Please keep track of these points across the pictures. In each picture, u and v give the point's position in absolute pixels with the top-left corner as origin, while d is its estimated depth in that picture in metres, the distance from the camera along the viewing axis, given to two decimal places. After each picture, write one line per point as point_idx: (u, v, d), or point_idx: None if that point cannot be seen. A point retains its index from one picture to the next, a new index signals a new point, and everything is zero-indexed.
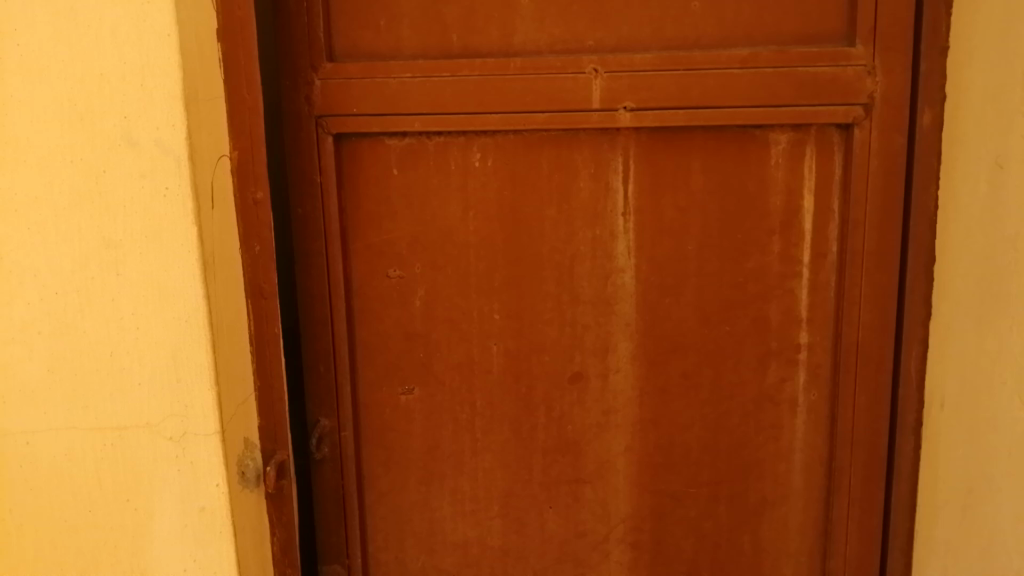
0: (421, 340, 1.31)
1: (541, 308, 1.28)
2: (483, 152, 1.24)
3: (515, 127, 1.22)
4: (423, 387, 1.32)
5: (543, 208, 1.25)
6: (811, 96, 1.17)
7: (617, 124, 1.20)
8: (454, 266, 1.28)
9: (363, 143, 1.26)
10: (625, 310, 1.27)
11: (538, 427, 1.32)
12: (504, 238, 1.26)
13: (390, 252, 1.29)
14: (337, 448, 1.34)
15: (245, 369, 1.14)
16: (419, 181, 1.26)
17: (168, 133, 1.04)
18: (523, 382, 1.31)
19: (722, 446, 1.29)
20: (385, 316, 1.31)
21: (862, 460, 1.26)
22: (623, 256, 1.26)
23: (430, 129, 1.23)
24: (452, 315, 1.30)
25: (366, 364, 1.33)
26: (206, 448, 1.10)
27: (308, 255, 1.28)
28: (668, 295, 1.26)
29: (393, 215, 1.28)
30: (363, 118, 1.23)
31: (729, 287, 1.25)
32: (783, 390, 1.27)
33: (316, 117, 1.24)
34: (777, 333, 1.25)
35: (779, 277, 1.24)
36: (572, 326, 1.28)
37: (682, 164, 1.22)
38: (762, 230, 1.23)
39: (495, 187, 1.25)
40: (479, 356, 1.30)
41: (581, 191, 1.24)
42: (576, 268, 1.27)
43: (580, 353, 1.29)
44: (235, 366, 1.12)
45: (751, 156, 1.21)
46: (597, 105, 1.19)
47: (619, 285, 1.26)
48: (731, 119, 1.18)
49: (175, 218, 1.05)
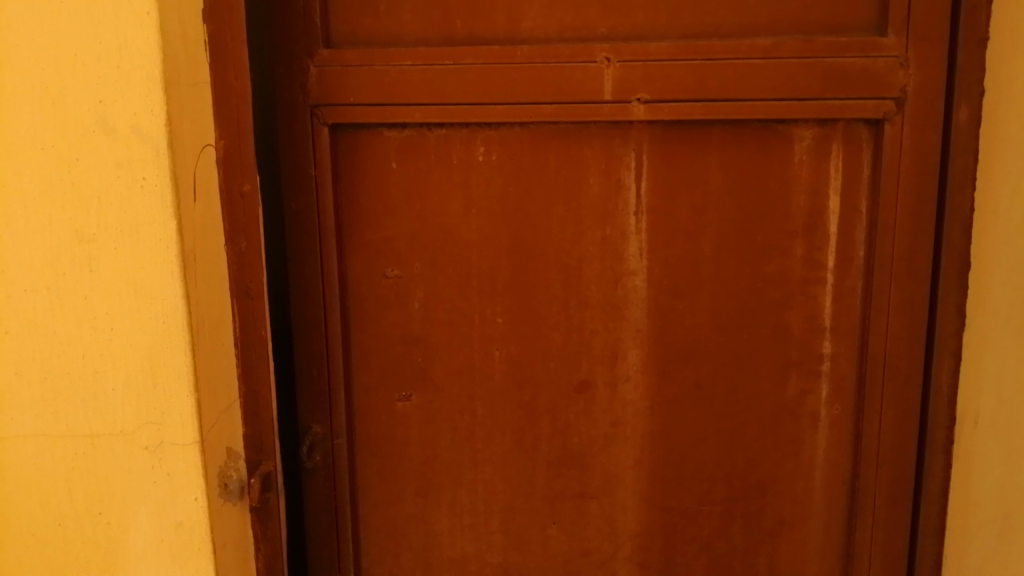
0: (420, 344, 1.24)
1: (546, 312, 1.21)
2: (487, 145, 1.17)
3: (520, 119, 1.14)
4: (421, 393, 1.25)
5: (550, 205, 1.18)
6: (838, 89, 1.09)
7: (630, 117, 1.12)
8: (456, 266, 1.21)
9: (360, 135, 1.19)
10: (637, 315, 1.19)
11: (542, 437, 1.24)
12: (508, 237, 1.19)
13: (388, 251, 1.21)
14: (329, 457, 1.26)
15: (228, 372, 1.05)
16: (419, 175, 1.19)
17: (146, 120, 0.97)
18: (526, 391, 1.23)
19: (737, 462, 1.21)
20: (382, 318, 1.24)
21: (888, 481, 1.18)
22: (634, 258, 1.18)
23: (430, 120, 1.15)
24: (453, 318, 1.22)
25: (361, 369, 1.26)
26: (183, 457, 1.03)
27: (300, 252, 1.21)
28: (683, 301, 1.18)
29: (392, 211, 1.20)
30: (361, 108, 1.16)
31: (747, 292, 1.17)
32: (803, 404, 1.19)
33: (311, 107, 1.17)
34: (799, 343, 1.17)
35: (801, 282, 1.16)
36: (579, 331, 1.21)
37: (698, 160, 1.14)
38: (784, 232, 1.15)
39: (500, 184, 1.18)
40: (481, 362, 1.23)
41: (590, 189, 1.17)
42: (584, 270, 1.19)
43: (588, 360, 1.21)
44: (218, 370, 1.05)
45: (774, 153, 1.13)
46: (609, 96, 1.12)
47: (630, 289, 1.19)
48: (751, 112, 1.10)
49: (153, 212, 0.99)
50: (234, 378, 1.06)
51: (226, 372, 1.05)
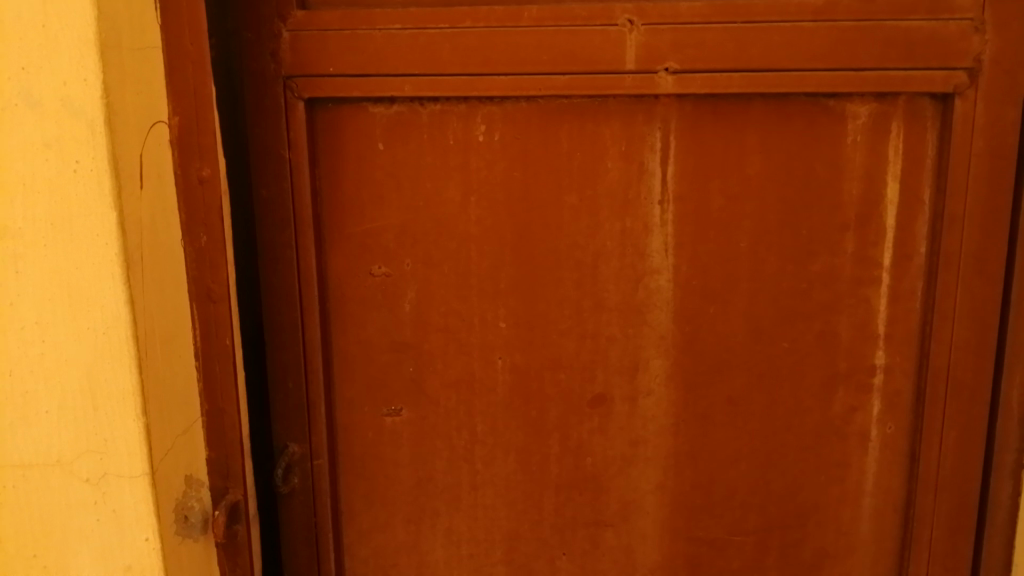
0: (411, 352, 1.08)
1: (557, 316, 1.05)
2: (489, 123, 1.01)
3: (528, 93, 0.98)
4: (413, 408, 1.10)
5: (562, 193, 1.02)
6: (901, 58, 0.93)
7: (657, 90, 0.96)
8: (452, 263, 1.05)
9: (342, 111, 1.03)
10: (661, 320, 1.04)
11: (551, 458, 1.09)
12: (513, 231, 1.03)
13: (374, 246, 1.06)
14: (309, 479, 1.11)
15: (188, 387, 0.92)
16: (410, 158, 1.03)
17: (78, 88, 0.79)
18: (533, 405, 1.08)
19: (774, 488, 1.06)
20: (367, 322, 1.08)
21: (948, 511, 1.02)
22: (659, 254, 1.02)
23: (422, 93, 0.99)
24: (449, 322, 1.07)
25: (343, 380, 1.10)
26: (131, 492, 0.86)
27: (273, 247, 1.05)
28: (714, 304, 1.02)
29: (379, 200, 1.04)
30: (342, 80, 1.00)
31: (789, 294, 1.01)
32: (852, 422, 1.04)
33: (284, 78, 1.00)
34: (847, 353, 1.02)
35: (852, 283, 1.00)
36: (594, 338, 1.05)
37: (735, 140, 0.98)
38: (833, 225, 0.99)
39: (504, 169, 1.02)
40: (481, 372, 1.08)
41: (608, 174, 1.01)
42: (600, 268, 1.03)
43: (604, 371, 1.06)
44: (177, 385, 0.90)
45: (823, 133, 0.97)
46: (632, 65, 0.95)
47: (654, 290, 1.03)
48: (798, 85, 0.94)
49: (88, 201, 0.81)
50: (195, 395, 0.94)
51: (186, 390, 0.92)
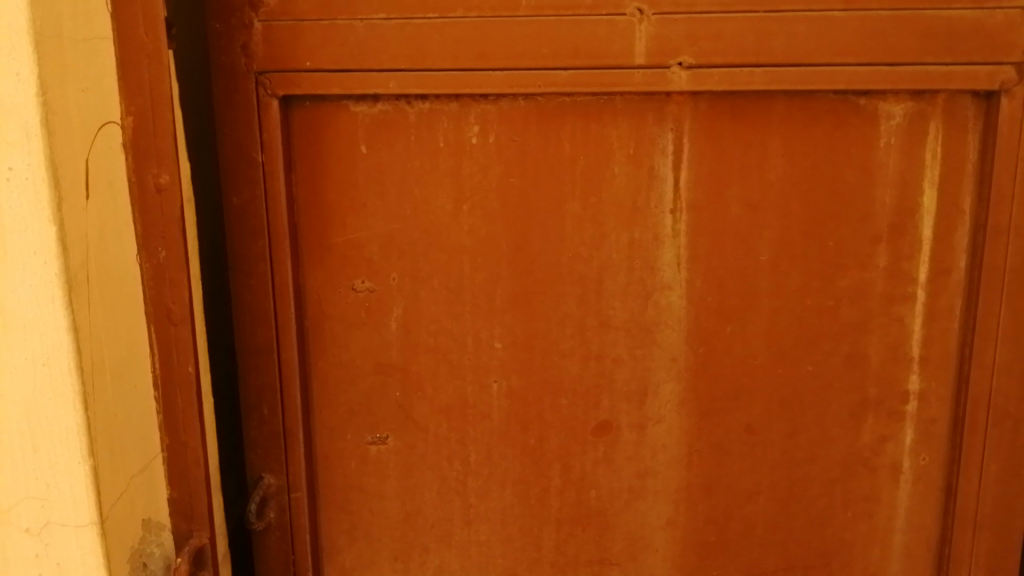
0: (398, 375, 0.99)
1: (557, 336, 0.96)
2: (483, 124, 0.91)
3: (526, 90, 0.88)
4: (400, 435, 1.00)
5: (563, 201, 0.92)
6: (942, 51, 0.83)
7: (669, 88, 0.86)
8: (442, 278, 0.95)
9: (320, 110, 0.92)
10: (672, 340, 0.94)
11: (551, 490, 1.00)
12: (509, 242, 0.94)
13: (356, 259, 0.96)
14: (286, 514, 1.01)
15: (147, 420, 0.84)
16: (395, 162, 0.93)
17: (9, 85, 0.69)
18: (532, 433, 0.98)
19: (796, 523, 0.97)
20: (349, 342, 0.98)
21: (987, 551, 0.93)
22: (670, 269, 0.92)
23: (409, 91, 0.89)
24: (439, 342, 0.97)
25: (323, 405, 1.00)
26: (77, 543, 0.78)
27: (244, 260, 0.95)
28: (731, 324, 0.93)
29: (362, 208, 0.94)
30: (319, 75, 0.90)
31: (814, 313, 0.92)
32: (882, 452, 0.95)
33: (256, 73, 0.90)
34: (877, 377, 0.93)
35: (883, 300, 0.91)
36: (598, 360, 0.96)
37: (756, 143, 0.88)
38: (863, 237, 0.89)
39: (500, 174, 0.92)
40: (474, 397, 0.98)
41: (614, 180, 0.91)
42: (606, 284, 0.94)
43: (609, 396, 0.96)
44: (133, 420, 0.82)
45: (853, 135, 0.87)
46: (642, 60, 0.86)
47: (664, 307, 0.93)
48: (827, 82, 0.85)
49: (23, 216, 0.72)
50: (156, 428, 0.86)
51: (145, 424, 0.84)
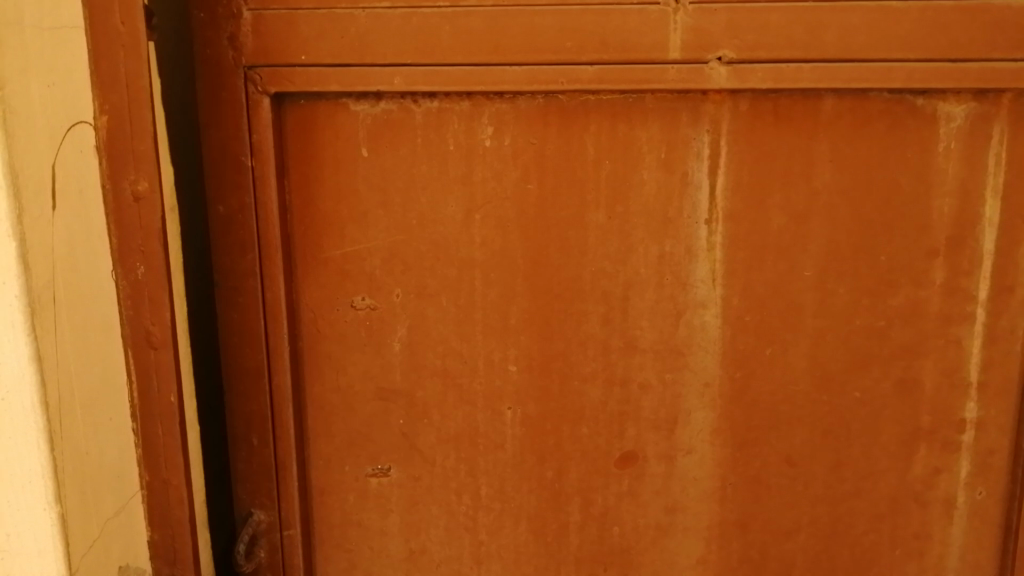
0: (402, 401, 0.90)
1: (579, 359, 0.87)
2: (498, 124, 0.82)
3: (548, 87, 0.79)
4: (403, 467, 0.91)
5: (587, 211, 0.83)
6: (1012, 46, 0.75)
7: (707, 85, 0.77)
8: (452, 295, 0.86)
9: (316, 110, 0.83)
10: (705, 364, 0.85)
11: (570, 527, 0.91)
12: (526, 256, 0.85)
13: (356, 274, 0.87)
14: (278, 553, 0.92)
15: (125, 456, 0.75)
16: (400, 167, 0.84)
17: None
18: (549, 465, 0.90)
19: (839, 563, 0.89)
20: (348, 365, 0.89)
21: None
22: (704, 285, 0.84)
23: (416, 88, 0.80)
24: (448, 365, 0.88)
25: (320, 434, 0.91)
26: None
27: (232, 275, 0.85)
28: (771, 346, 0.84)
29: (362, 218, 0.85)
30: (315, 70, 0.80)
31: (862, 334, 0.84)
32: (934, 486, 0.87)
33: (244, 68, 0.80)
34: (931, 404, 0.85)
35: (939, 320, 0.83)
36: (623, 385, 0.87)
37: (801, 146, 0.80)
38: (918, 251, 0.81)
39: (516, 181, 0.83)
40: (486, 425, 0.89)
41: (643, 188, 0.82)
42: (632, 302, 0.85)
43: (635, 425, 0.88)
44: (108, 456, 0.73)
45: (908, 139, 0.79)
46: (677, 54, 0.77)
47: (697, 328, 0.85)
48: (883, 80, 0.76)
49: None
50: (134, 463, 0.76)
51: (121, 460, 0.75)
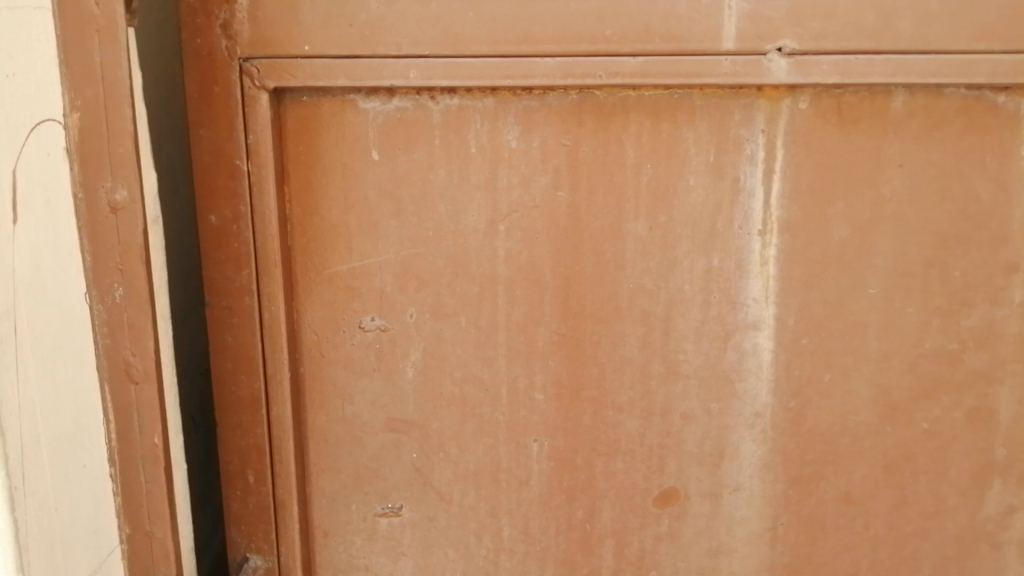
0: (415, 433, 0.80)
1: (615, 387, 0.78)
2: (526, 124, 0.73)
3: (585, 82, 0.70)
4: (417, 506, 0.82)
5: (625, 221, 0.74)
6: None
7: (765, 79, 0.68)
8: (473, 316, 0.77)
9: (320, 108, 0.73)
10: (756, 391, 0.77)
11: (603, 571, 0.82)
12: (556, 272, 0.76)
13: (365, 291, 0.77)
14: None
15: (99, 502, 0.67)
16: (415, 172, 0.74)
17: None
18: (580, 504, 0.81)
19: None
20: (356, 393, 0.80)
21: None
22: (756, 304, 0.75)
23: (435, 83, 0.71)
24: (467, 394, 0.79)
25: (323, 470, 0.82)
26: None
27: (224, 292, 0.75)
28: (830, 371, 0.76)
29: (372, 228, 0.76)
30: (320, 62, 0.70)
31: (931, 359, 0.75)
32: (1008, 526, 0.78)
33: (239, 60, 0.70)
34: (1007, 436, 0.76)
35: (1017, 343, 0.74)
36: (664, 415, 0.78)
37: (867, 149, 0.71)
38: (996, 266, 0.73)
39: (546, 187, 0.74)
40: (510, 460, 0.80)
41: (688, 195, 0.73)
42: (675, 322, 0.76)
43: (676, 459, 0.79)
44: (82, 505, 0.64)
45: (988, 141, 0.71)
46: (731, 45, 0.68)
47: (748, 351, 0.76)
48: (964, 74, 0.68)
49: None
50: (112, 509, 0.68)
51: (95, 507, 0.66)
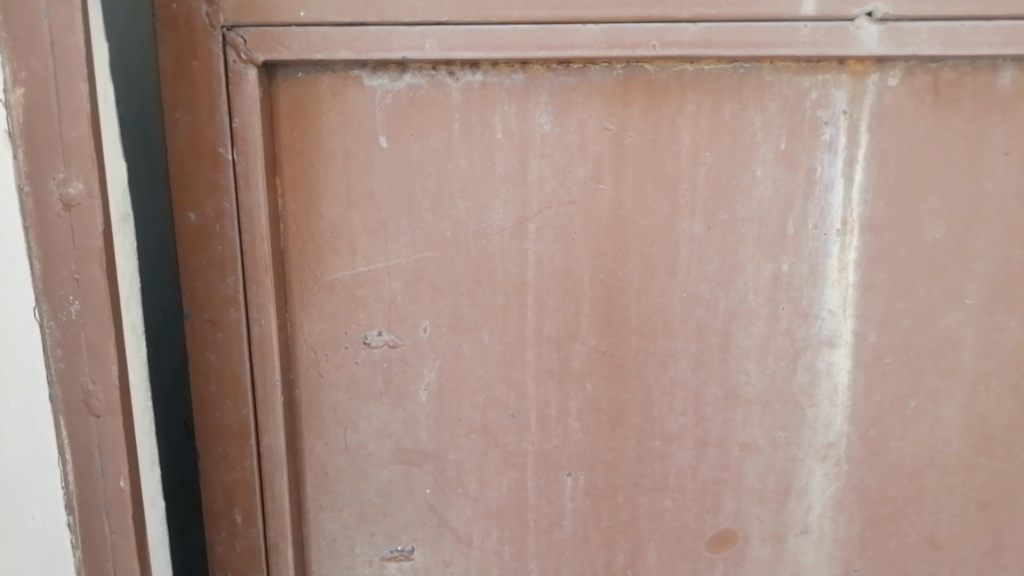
0: (429, 467, 0.69)
1: (663, 414, 0.66)
2: (562, 105, 0.61)
3: (635, 54, 0.58)
4: (431, 549, 0.71)
5: (679, 221, 0.63)
6: None
7: (852, 50, 0.57)
8: (497, 330, 0.66)
9: (317, 86, 0.62)
10: (829, 419, 0.66)
11: None
12: (596, 280, 0.64)
13: (370, 302, 0.66)
14: None
15: (54, 555, 0.56)
16: (431, 161, 0.63)
17: None
18: (621, 547, 0.70)
19: None
20: (360, 419, 0.68)
21: None
22: (832, 317, 0.64)
23: (455, 55, 0.59)
24: (490, 421, 0.68)
25: (323, 508, 0.70)
26: None
27: (206, 303, 0.64)
28: (916, 396, 0.65)
29: (379, 228, 0.64)
30: (318, 30, 0.59)
31: None
32: None
33: (222, 29, 0.59)
34: None
35: None
36: (720, 446, 0.67)
37: (967, 134, 0.60)
38: None
39: (585, 180, 0.63)
40: (539, 497, 0.69)
41: (754, 189, 0.62)
42: (736, 339, 0.65)
43: (734, 497, 0.68)
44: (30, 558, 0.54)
45: None
46: (812, 9, 0.57)
47: (821, 372, 0.65)
48: None
49: None
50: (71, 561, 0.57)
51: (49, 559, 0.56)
